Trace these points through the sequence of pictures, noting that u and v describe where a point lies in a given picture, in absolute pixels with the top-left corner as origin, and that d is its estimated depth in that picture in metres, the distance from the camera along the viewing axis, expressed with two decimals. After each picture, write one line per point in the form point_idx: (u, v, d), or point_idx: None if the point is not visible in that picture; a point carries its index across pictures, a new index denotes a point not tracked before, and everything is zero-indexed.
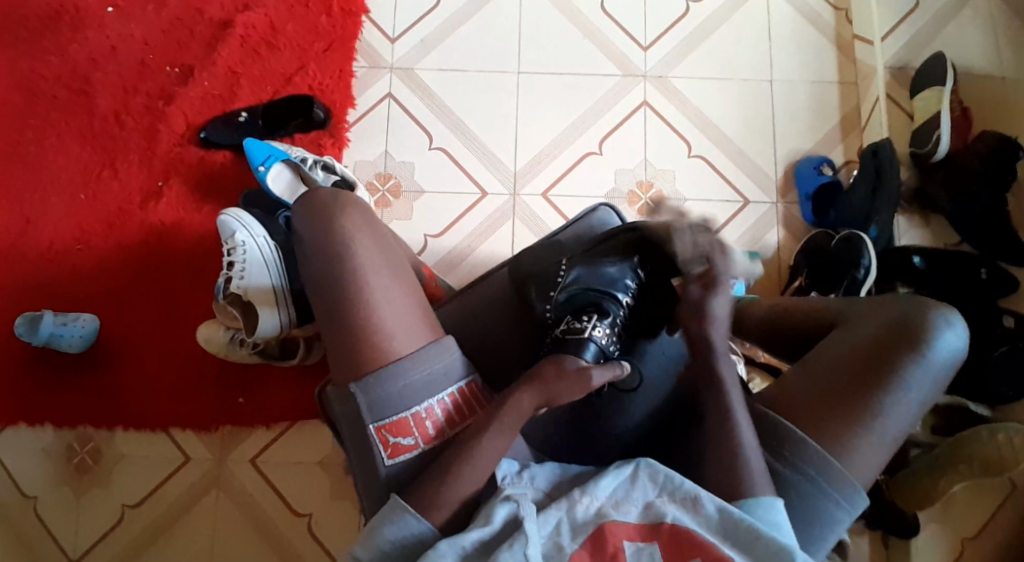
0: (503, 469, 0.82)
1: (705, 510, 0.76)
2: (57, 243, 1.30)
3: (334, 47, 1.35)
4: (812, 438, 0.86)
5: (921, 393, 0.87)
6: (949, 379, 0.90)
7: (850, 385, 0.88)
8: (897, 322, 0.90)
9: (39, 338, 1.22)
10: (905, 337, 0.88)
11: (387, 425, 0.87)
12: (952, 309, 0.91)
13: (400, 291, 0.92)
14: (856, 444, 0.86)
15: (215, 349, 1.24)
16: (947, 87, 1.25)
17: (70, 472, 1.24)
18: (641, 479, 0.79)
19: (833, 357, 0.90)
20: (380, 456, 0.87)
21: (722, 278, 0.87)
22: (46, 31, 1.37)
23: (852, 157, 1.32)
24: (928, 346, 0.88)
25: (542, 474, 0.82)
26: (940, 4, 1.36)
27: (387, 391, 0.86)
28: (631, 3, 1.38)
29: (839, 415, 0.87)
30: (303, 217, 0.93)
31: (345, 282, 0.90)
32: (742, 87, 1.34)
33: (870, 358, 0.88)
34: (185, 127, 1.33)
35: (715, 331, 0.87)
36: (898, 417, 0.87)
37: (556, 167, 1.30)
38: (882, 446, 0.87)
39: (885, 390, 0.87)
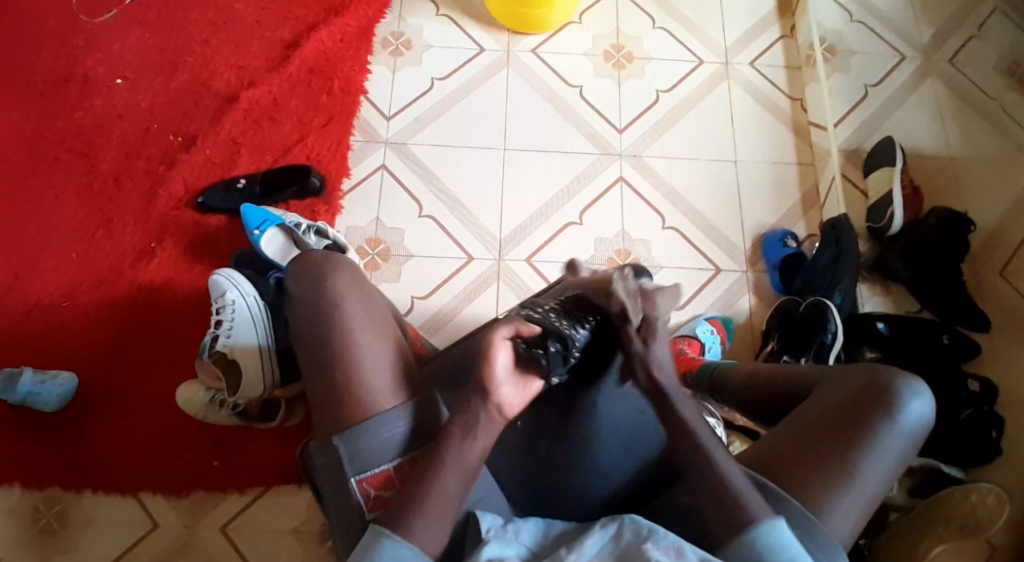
0: (487, 522, 0.84)
1: (688, 558, 0.76)
2: (44, 298, 1.31)
3: (333, 122, 1.44)
4: (796, 498, 0.88)
5: (892, 456, 0.91)
6: (919, 444, 0.94)
7: (824, 448, 0.91)
8: (867, 391, 0.94)
9: (16, 396, 1.22)
10: (875, 404, 0.93)
11: (368, 477, 0.88)
12: (918, 379, 0.95)
13: (383, 346, 0.96)
14: (835, 504, 0.87)
15: (193, 410, 1.23)
16: (896, 168, 1.37)
17: (32, 537, 1.20)
18: (625, 534, 0.79)
19: (808, 423, 0.94)
20: (361, 508, 0.88)
21: (658, 327, 0.87)
22: (54, 98, 1.45)
23: (813, 232, 1.41)
24: (897, 412, 0.92)
25: (526, 529, 0.83)
26: (888, 96, 1.50)
27: (371, 445, 0.88)
28: (608, 91, 1.50)
29: (817, 477, 0.89)
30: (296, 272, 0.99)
31: (333, 336, 0.94)
32: (710, 166, 1.45)
33: (844, 423, 0.92)
34: (184, 191, 1.39)
35: (664, 376, 0.88)
36: (872, 478, 0.89)
37: (540, 234, 1.38)
38: (859, 506, 0.89)
39: (859, 453, 0.90)
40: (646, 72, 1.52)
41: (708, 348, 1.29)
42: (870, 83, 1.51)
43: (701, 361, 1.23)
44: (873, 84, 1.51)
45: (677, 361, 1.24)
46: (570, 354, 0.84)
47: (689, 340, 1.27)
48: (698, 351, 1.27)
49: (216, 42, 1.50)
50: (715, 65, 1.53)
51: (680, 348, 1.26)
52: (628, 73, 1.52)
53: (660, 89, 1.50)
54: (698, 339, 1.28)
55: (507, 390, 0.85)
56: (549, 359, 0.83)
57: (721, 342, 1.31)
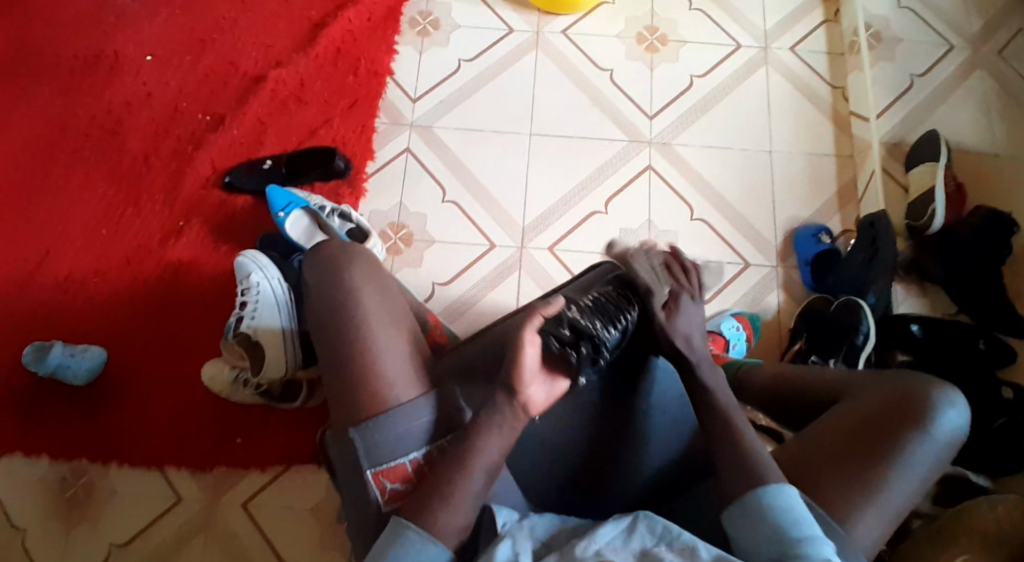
0: (502, 516, 0.82)
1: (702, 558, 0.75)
2: (74, 275, 1.34)
3: (359, 103, 1.43)
4: (821, 505, 0.85)
5: (924, 467, 0.88)
6: (951, 455, 0.90)
7: (854, 456, 0.88)
8: (899, 400, 0.91)
9: (46, 368, 1.24)
10: (907, 414, 0.90)
11: (383, 470, 0.88)
12: (953, 388, 0.92)
13: (403, 344, 0.94)
14: (861, 513, 0.85)
15: (219, 387, 1.26)
16: (941, 162, 1.31)
17: (61, 506, 1.24)
18: (639, 529, 0.78)
19: (838, 429, 0.91)
20: (377, 501, 0.88)
21: (684, 302, 0.92)
22: (86, 75, 1.46)
23: (849, 227, 1.36)
24: (930, 422, 0.89)
25: (540, 524, 0.80)
26: (935, 86, 1.43)
27: (386, 439, 0.87)
28: (639, 76, 1.45)
29: (844, 485, 0.86)
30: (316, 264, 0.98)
31: (351, 334, 0.92)
32: (743, 157, 1.40)
33: (873, 431, 0.89)
34: (211, 171, 1.40)
35: (693, 349, 0.91)
36: (902, 489, 0.86)
37: (564, 223, 1.35)
38: (885, 517, 0.86)
39: (888, 462, 0.87)
40: (680, 56, 1.47)
41: (732, 345, 1.25)
42: (916, 72, 1.44)
43: (726, 359, 1.20)
44: (919, 74, 1.44)
45: None
46: (599, 356, 0.84)
47: (713, 335, 1.23)
48: (722, 347, 1.24)
49: (244, 20, 1.49)
50: (752, 50, 1.48)
51: (704, 343, 1.22)
52: (660, 57, 1.47)
53: (694, 74, 1.46)
54: (722, 334, 1.24)
55: (536, 390, 0.85)
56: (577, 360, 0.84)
57: (747, 339, 1.27)
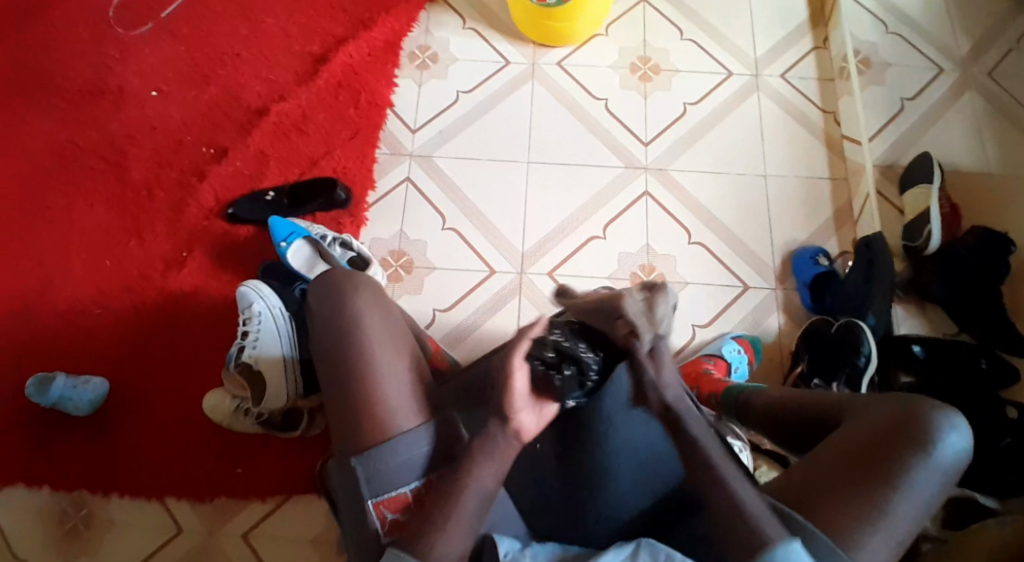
0: (505, 546, 0.82)
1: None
2: (77, 305, 1.35)
3: (360, 134, 1.46)
4: (823, 532, 0.85)
5: (927, 491, 0.87)
6: (954, 478, 0.90)
7: (856, 480, 0.87)
8: (900, 424, 0.90)
9: (49, 399, 1.25)
10: (909, 438, 0.89)
11: (384, 499, 0.88)
12: (955, 411, 0.91)
13: (404, 367, 0.95)
14: (864, 540, 0.84)
15: (219, 418, 1.25)
16: (935, 185, 1.32)
17: (61, 538, 1.23)
18: (641, 557, 0.78)
19: (840, 454, 0.90)
20: (379, 532, 0.88)
21: (663, 354, 0.88)
22: (92, 110, 1.49)
23: (847, 249, 1.37)
24: (932, 444, 0.88)
25: (543, 551, 0.82)
26: (927, 109, 1.45)
27: (386, 468, 0.88)
28: (633, 103, 1.48)
29: (847, 512, 0.86)
30: (319, 293, 0.98)
31: (351, 358, 0.93)
32: (739, 181, 1.42)
33: (876, 456, 0.88)
34: (213, 202, 1.42)
35: (670, 395, 0.88)
36: (905, 513, 0.86)
37: (563, 248, 1.36)
38: (889, 543, 0.85)
39: (890, 487, 0.86)
40: (673, 84, 1.50)
41: (735, 368, 1.26)
42: (906, 96, 1.46)
43: (727, 383, 1.19)
44: (910, 97, 1.46)
45: (701, 382, 1.21)
46: (584, 378, 0.88)
47: (714, 359, 1.24)
48: (724, 371, 1.24)
49: (247, 56, 1.53)
50: (744, 78, 1.50)
51: (705, 367, 1.23)
52: (654, 86, 1.50)
53: (687, 101, 1.48)
54: (724, 358, 1.25)
55: (526, 415, 0.86)
56: (563, 382, 0.87)
57: (750, 362, 1.28)
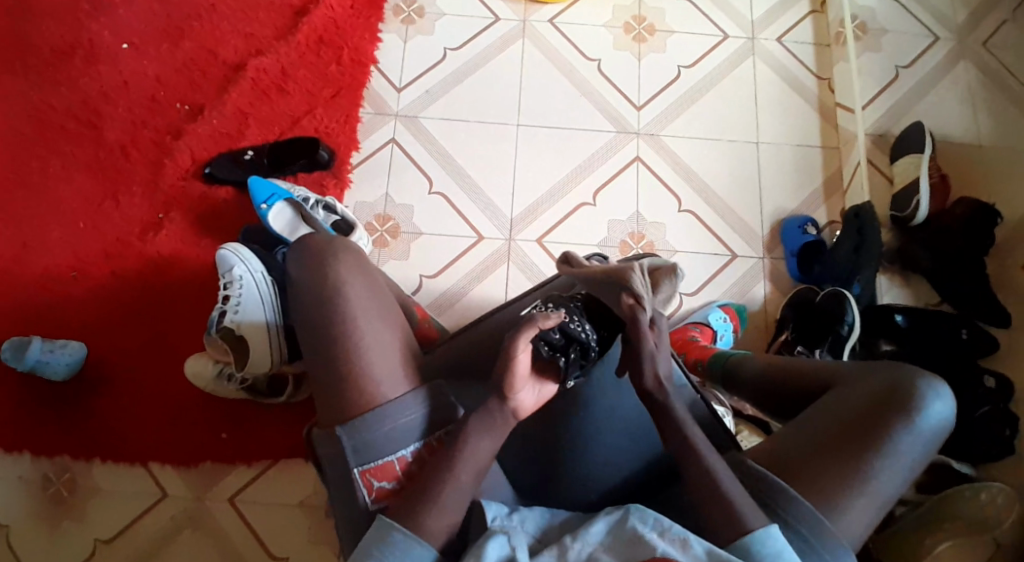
0: (492, 511, 0.81)
1: (693, 551, 0.75)
2: (52, 269, 1.31)
3: (342, 93, 1.41)
4: (806, 498, 0.85)
5: (911, 458, 0.87)
6: (937, 446, 0.90)
7: (841, 445, 0.87)
8: (886, 393, 0.90)
9: (25, 364, 1.21)
10: (895, 406, 0.89)
11: (371, 468, 0.86)
12: (940, 379, 0.91)
13: (390, 337, 0.91)
14: (845, 506, 0.85)
15: (203, 384, 1.23)
16: (925, 154, 1.32)
17: (43, 504, 1.21)
18: (630, 522, 0.77)
19: (824, 423, 0.90)
20: (365, 500, 0.86)
21: (661, 333, 0.85)
22: (61, 64, 1.42)
23: (835, 218, 1.37)
24: (918, 412, 0.88)
25: (531, 518, 0.81)
26: (920, 77, 1.44)
27: (374, 436, 0.85)
28: (627, 66, 1.45)
29: (829, 479, 0.86)
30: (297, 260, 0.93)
31: (334, 328, 0.89)
32: (729, 148, 1.40)
33: (860, 425, 0.88)
34: (191, 163, 1.37)
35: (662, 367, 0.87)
36: (886, 479, 0.86)
37: (552, 215, 1.35)
38: (871, 507, 0.86)
39: (874, 454, 0.86)
40: (668, 46, 1.46)
41: (719, 336, 1.26)
42: (901, 65, 1.45)
43: (714, 350, 1.19)
44: (905, 65, 1.45)
45: (688, 349, 1.21)
46: (588, 359, 0.86)
47: (701, 327, 1.24)
48: (710, 338, 1.25)
49: (223, 7, 1.46)
50: (740, 41, 1.47)
51: (692, 335, 1.23)
52: (648, 46, 1.46)
53: (682, 64, 1.45)
54: (710, 325, 1.25)
55: (527, 393, 0.84)
56: (566, 365, 0.84)
57: (734, 330, 1.28)
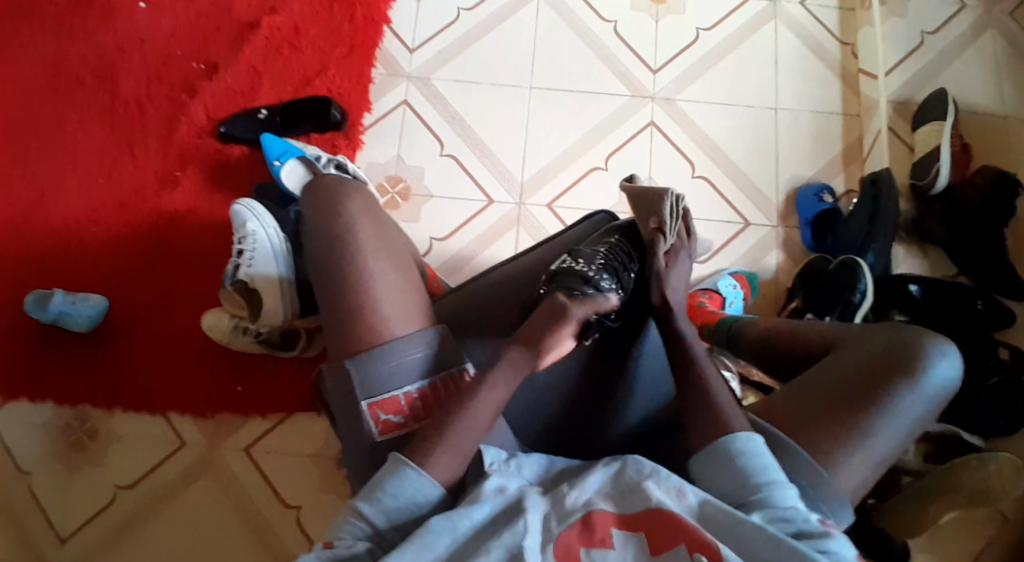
0: (490, 455, 0.79)
1: (688, 500, 0.74)
2: (70, 223, 1.32)
3: (355, 53, 1.40)
4: (805, 450, 0.84)
5: (912, 417, 0.87)
6: (940, 408, 0.90)
7: (843, 401, 0.87)
8: (890, 351, 0.90)
9: (47, 315, 1.23)
10: (899, 365, 0.88)
11: (378, 402, 0.86)
12: (946, 341, 0.91)
13: (398, 276, 0.91)
14: (845, 460, 0.84)
15: (218, 336, 1.25)
16: (948, 122, 1.29)
17: (64, 450, 1.25)
18: (626, 472, 0.76)
19: (827, 378, 0.90)
20: (371, 433, 0.86)
21: (677, 261, 0.97)
22: (78, 19, 1.42)
23: (853, 187, 1.34)
24: (922, 372, 0.88)
25: (530, 464, 0.80)
26: (946, 43, 1.40)
27: (381, 369, 0.86)
28: (644, 28, 1.42)
29: (829, 431, 0.85)
30: (312, 203, 0.95)
31: (344, 266, 0.90)
32: (746, 113, 1.38)
33: (862, 381, 0.88)
34: (206, 120, 1.37)
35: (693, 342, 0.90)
36: (888, 437, 0.86)
37: (565, 178, 1.34)
38: (871, 463, 0.85)
39: (875, 411, 0.86)
40: (687, 7, 1.44)
41: (730, 303, 1.25)
42: (926, 30, 1.41)
43: (721, 314, 1.19)
44: (930, 31, 1.41)
45: (695, 314, 1.21)
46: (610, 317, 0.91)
47: (710, 292, 1.23)
48: (719, 305, 1.23)
49: None
50: (761, 3, 1.44)
51: (700, 300, 1.22)
52: (666, 9, 1.43)
53: (700, 26, 1.42)
54: (720, 293, 1.24)
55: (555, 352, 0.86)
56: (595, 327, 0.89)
57: (745, 297, 1.27)
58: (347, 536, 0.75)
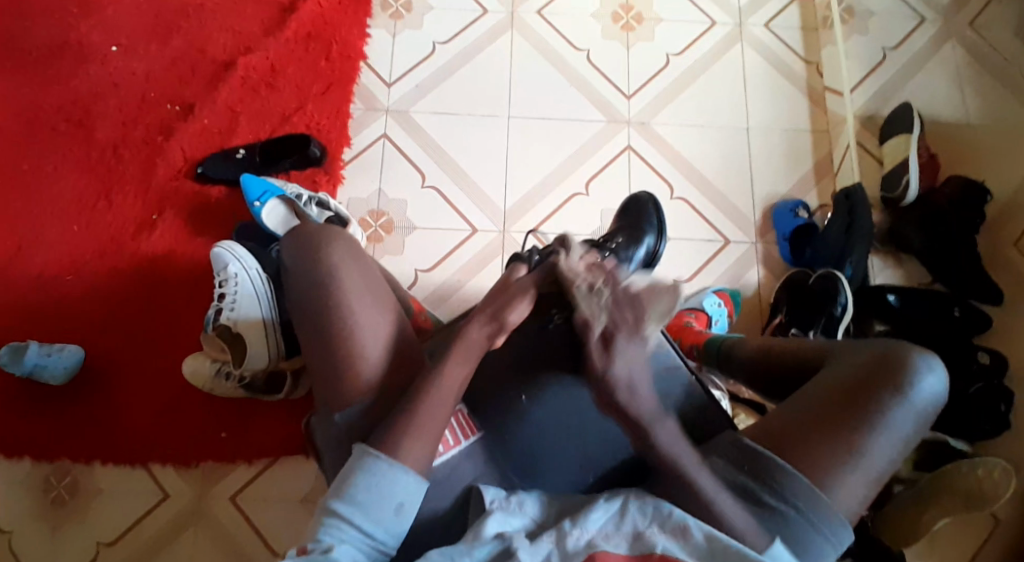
0: (490, 495, 0.82)
1: (692, 539, 0.75)
2: (46, 272, 1.31)
3: (332, 89, 1.41)
4: (802, 473, 0.84)
5: (905, 431, 0.86)
6: (933, 418, 0.89)
7: (833, 420, 0.86)
8: (879, 366, 0.88)
9: (24, 369, 1.21)
10: (889, 380, 0.87)
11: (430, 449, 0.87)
12: (935, 352, 0.90)
13: (385, 323, 0.89)
14: (841, 481, 0.84)
15: (200, 382, 1.22)
16: (914, 135, 1.33)
17: (45, 507, 1.22)
18: (630, 512, 0.77)
19: (819, 396, 0.89)
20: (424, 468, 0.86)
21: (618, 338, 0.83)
22: (49, 67, 1.42)
23: (826, 201, 1.37)
24: (912, 385, 0.87)
25: (530, 500, 0.81)
26: (907, 58, 1.45)
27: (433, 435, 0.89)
28: (616, 54, 1.45)
29: (825, 453, 0.85)
30: (293, 250, 0.92)
31: (329, 314, 0.88)
32: (719, 134, 1.41)
33: (855, 398, 0.87)
34: (183, 162, 1.37)
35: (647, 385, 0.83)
36: (881, 454, 0.85)
37: (545, 205, 1.35)
38: (867, 480, 0.85)
39: (870, 429, 0.85)
40: (657, 34, 1.47)
41: (715, 321, 1.26)
42: (888, 46, 1.46)
43: (709, 333, 1.19)
44: (892, 47, 1.46)
45: (682, 334, 1.21)
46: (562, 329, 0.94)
47: (696, 312, 1.24)
48: (705, 323, 1.25)
49: (210, 6, 1.46)
50: (727, 26, 1.48)
51: (687, 320, 1.23)
52: (637, 36, 1.47)
53: (671, 51, 1.46)
54: (705, 311, 1.25)
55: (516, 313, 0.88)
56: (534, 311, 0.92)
57: (729, 314, 1.28)
58: (327, 537, 0.76)
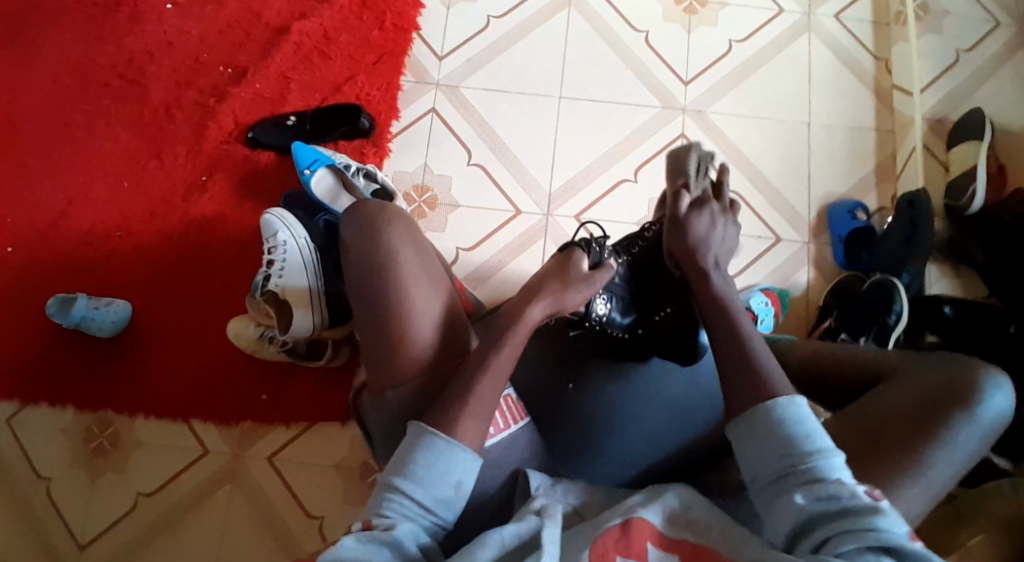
0: (536, 481, 0.81)
1: (723, 539, 0.72)
2: (96, 227, 1.32)
3: (385, 59, 1.39)
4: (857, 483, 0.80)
5: (968, 451, 0.82)
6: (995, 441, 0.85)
7: (892, 433, 0.82)
8: (943, 381, 0.85)
9: (71, 320, 1.23)
10: (953, 397, 0.83)
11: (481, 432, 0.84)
12: (1001, 372, 0.86)
13: (437, 305, 0.88)
14: (900, 494, 0.79)
15: (244, 344, 1.24)
16: (984, 142, 1.28)
17: (87, 456, 1.24)
18: (669, 494, 0.76)
19: (879, 408, 0.85)
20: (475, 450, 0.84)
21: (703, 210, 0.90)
22: (106, 22, 1.42)
23: (885, 205, 1.33)
24: (976, 404, 0.83)
25: (575, 487, 0.80)
26: (980, 60, 1.38)
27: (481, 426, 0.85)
28: (676, 39, 1.41)
29: (883, 464, 0.81)
30: (352, 227, 0.89)
31: (385, 297, 0.86)
32: (778, 128, 1.36)
33: (916, 413, 0.83)
34: (234, 125, 1.37)
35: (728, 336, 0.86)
36: (942, 470, 0.81)
37: (592, 190, 1.33)
38: (926, 497, 0.80)
39: (931, 443, 0.81)
40: (719, 19, 1.42)
41: (761, 319, 1.22)
42: (962, 48, 1.39)
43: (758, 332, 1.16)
44: (966, 49, 1.39)
45: None
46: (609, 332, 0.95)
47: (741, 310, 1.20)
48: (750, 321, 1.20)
49: None
50: (794, 15, 1.42)
51: None
52: (698, 19, 1.42)
53: (732, 38, 1.41)
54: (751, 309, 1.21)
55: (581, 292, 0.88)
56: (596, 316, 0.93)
57: (775, 314, 1.24)
58: (390, 512, 0.75)
